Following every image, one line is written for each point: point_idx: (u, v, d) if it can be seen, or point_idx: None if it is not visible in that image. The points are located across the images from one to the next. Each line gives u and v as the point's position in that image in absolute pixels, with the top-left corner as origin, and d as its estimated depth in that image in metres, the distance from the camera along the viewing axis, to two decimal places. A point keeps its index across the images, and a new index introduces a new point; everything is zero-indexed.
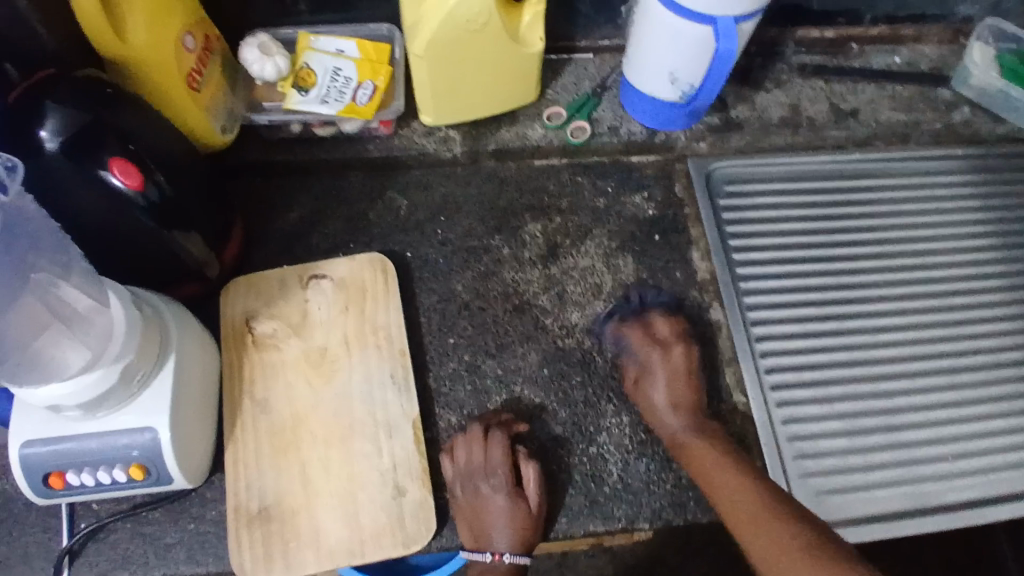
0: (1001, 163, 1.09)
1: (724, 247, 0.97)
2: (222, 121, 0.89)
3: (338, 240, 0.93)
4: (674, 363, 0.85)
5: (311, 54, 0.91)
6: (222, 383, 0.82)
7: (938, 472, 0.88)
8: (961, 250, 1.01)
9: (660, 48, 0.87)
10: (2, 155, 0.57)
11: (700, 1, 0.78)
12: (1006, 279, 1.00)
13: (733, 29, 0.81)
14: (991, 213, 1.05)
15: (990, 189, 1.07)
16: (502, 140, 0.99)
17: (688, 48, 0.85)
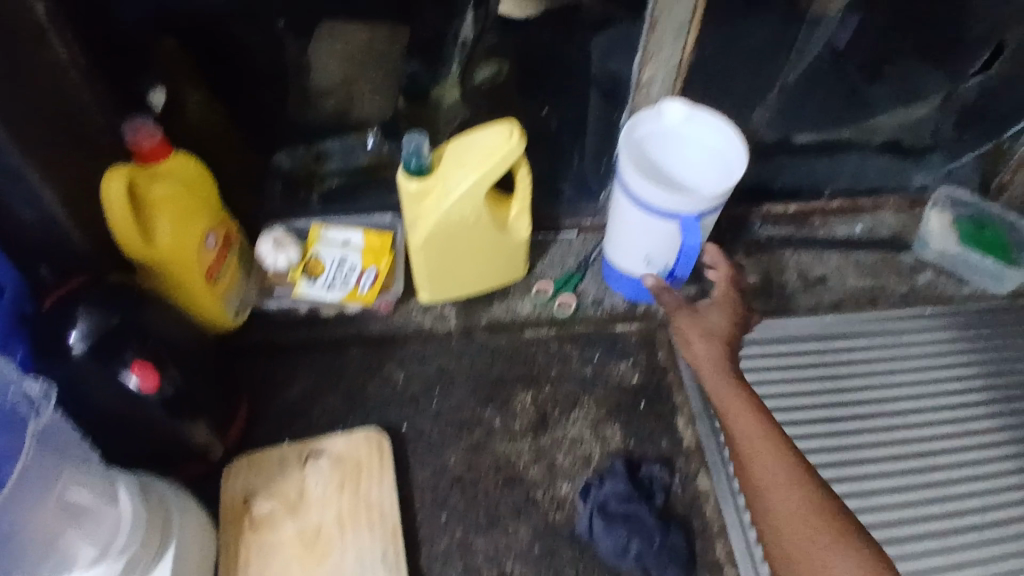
0: (981, 319, 1.11)
1: (708, 413, 1.00)
2: (234, 305, 0.98)
3: (338, 414, 0.98)
4: (716, 342, 0.90)
5: (320, 245, 1.00)
6: (217, 567, 0.84)
7: None
8: (945, 407, 1.03)
9: (634, 234, 0.96)
10: (40, 384, 0.64)
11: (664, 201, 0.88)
12: (994, 436, 1.01)
13: (694, 224, 0.90)
14: (974, 367, 1.07)
15: (973, 342, 1.09)
16: (493, 315, 1.07)
17: (660, 236, 0.94)
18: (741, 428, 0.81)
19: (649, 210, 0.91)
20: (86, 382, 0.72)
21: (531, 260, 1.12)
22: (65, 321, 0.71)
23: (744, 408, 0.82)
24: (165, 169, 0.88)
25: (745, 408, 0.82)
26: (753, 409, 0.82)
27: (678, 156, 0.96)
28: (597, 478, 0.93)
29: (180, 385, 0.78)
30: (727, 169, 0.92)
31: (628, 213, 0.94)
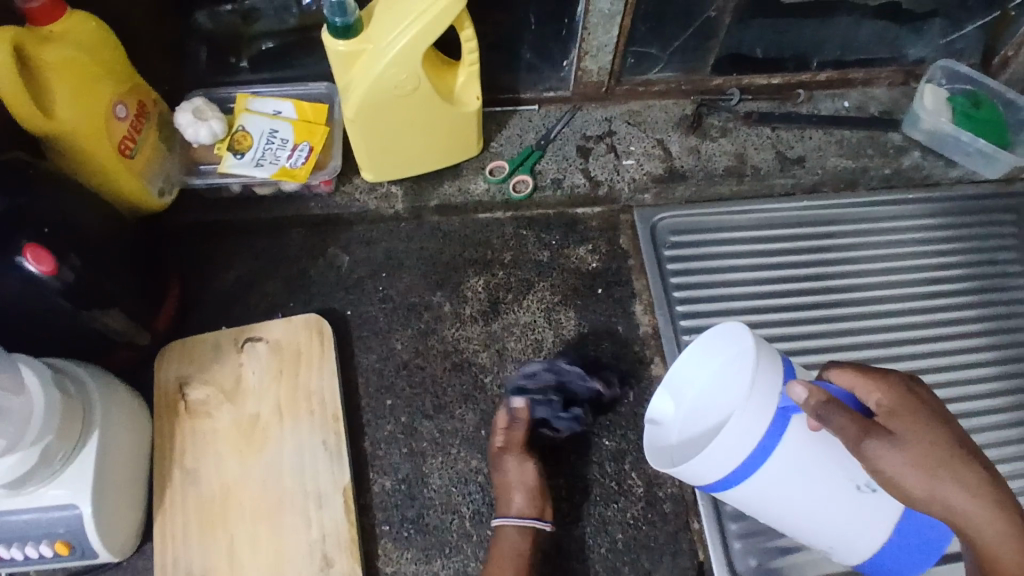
0: (963, 206, 1.05)
1: (668, 299, 0.95)
2: (159, 185, 0.89)
3: (278, 299, 0.93)
4: (921, 443, 0.56)
5: (247, 117, 0.92)
6: (153, 454, 0.82)
7: None
8: (914, 296, 0.98)
9: (821, 514, 0.65)
10: None
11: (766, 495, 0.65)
12: (964, 326, 0.96)
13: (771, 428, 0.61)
14: (951, 256, 1.01)
15: (953, 230, 1.03)
16: (444, 196, 0.99)
17: (818, 440, 0.63)
18: (984, 529, 0.54)
19: (741, 472, 0.63)
20: None
21: (487, 135, 1.03)
22: None
23: (963, 493, 0.55)
24: (56, 32, 0.76)
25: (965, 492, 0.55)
26: (972, 490, 0.55)
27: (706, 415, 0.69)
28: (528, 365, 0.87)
29: (84, 273, 0.71)
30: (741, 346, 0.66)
31: (762, 488, 0.64)
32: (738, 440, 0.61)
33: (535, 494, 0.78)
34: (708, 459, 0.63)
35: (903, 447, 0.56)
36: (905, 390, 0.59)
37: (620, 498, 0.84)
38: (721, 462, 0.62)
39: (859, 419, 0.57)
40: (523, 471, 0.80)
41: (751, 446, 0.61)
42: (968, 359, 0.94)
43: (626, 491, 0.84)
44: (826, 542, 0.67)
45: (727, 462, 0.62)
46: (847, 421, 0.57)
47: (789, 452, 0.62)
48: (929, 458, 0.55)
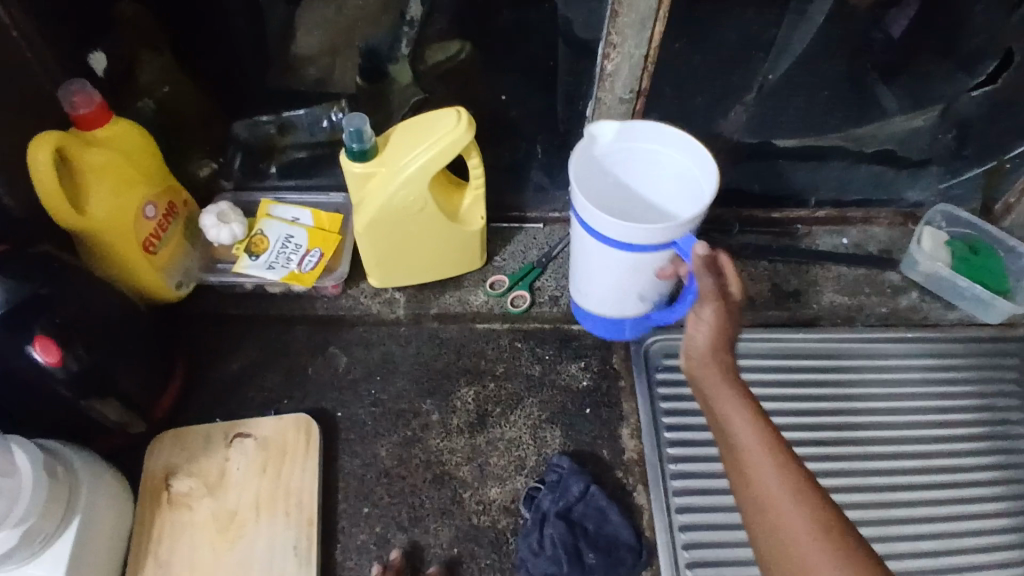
0: (969, 349, 1.03)
1: (655, 424, 0.95)
2: (177, 278, 0.95)
3: (273, 394, 0.96)
4: (724, 335, 0.69)
5: (268, 222, 0.98)
6: (128, 542, 0.83)
7: None
8: (918, 438, 0.95)
9: (610, 270, 0.88)
10: None
11: (594, 260, 0.89)
12: (964, 474, 0.92)
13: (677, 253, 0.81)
14: (954, 399, 0.98)
15: (955, 371, 1.01)
16: (444, 305, 1.03)
17: (644, 286, 0.90)
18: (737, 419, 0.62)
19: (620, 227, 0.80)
20: None
21: (492, 249, 1.08)
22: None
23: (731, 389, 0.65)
24: (102, 137, 0.85)
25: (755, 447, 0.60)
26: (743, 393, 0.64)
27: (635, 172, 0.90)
28: (537, 487, 0.90)
29: (89, 365, 0.75)
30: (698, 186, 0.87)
31: (612, 256, 0.85)
32: (654, 237, 0.80)
33: None
34: (625, 229, 0.80)
35: (714, 320, 0.70)
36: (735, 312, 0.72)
37: None
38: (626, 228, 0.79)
39: (714, 286, 0.72)
40: None
41: (644, 243, 0.81)
42: (969, 511, 0.90)
43: None
44: (580, 287, 0.96)
45: (628, 236, 0.81)
46: (706, 285, 0.72)
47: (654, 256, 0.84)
48: (718, 344, 0.69)
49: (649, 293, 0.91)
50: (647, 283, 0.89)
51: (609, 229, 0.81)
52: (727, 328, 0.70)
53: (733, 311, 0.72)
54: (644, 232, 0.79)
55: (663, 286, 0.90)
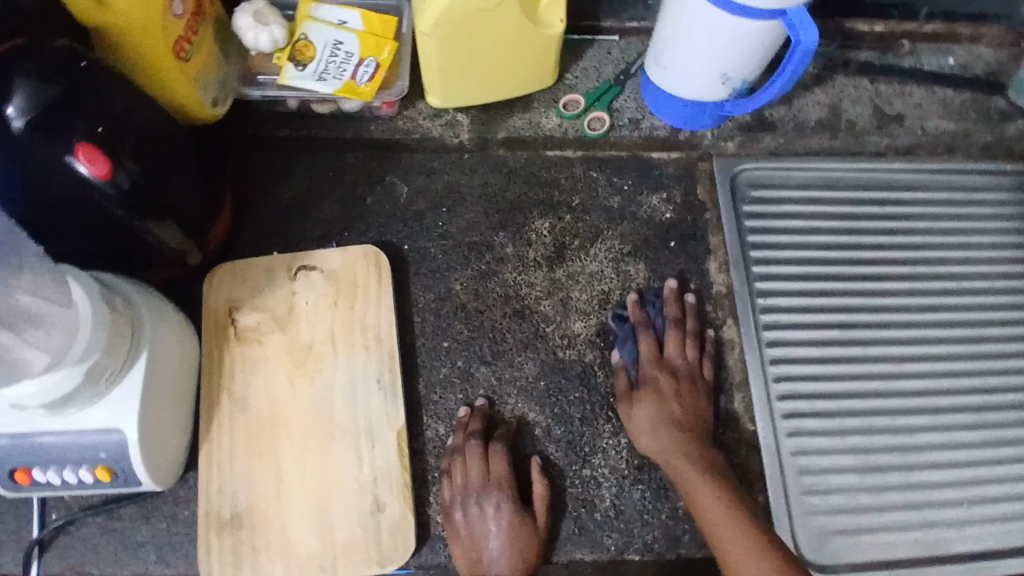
0: None
1: (744, 259, 0.91)
2: (213, 94, 0.82)
3: (332, 227, 0.87)
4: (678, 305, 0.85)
5: (310, 24, 0.83)
6: (200, 378, 0.78)
7: (959, 502, 0.84)
8: (999, 275, 0.93)
9: (702, 42, 0.78)
10: None
11: (686, 28, 0.78)
12: None
13: (794, 24, 0.71)
14: None
15: None
16: (512, 128, 0.91)
17: (733, 68, 0.80)
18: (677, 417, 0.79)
19: None
20: (22, 157, 0.60)
21: (562, 65, 0.95)
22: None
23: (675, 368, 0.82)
24: None
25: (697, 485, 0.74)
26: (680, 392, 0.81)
27: None
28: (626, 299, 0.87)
29: (140, 180, 0.66)
30: None
31: (711, 24, 0.75)
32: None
33: (503, 554, 0.73)
34: None
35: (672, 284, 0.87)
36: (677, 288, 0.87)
37: None
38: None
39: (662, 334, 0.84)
40: (505, 532, 0.74)
41: (752, 6, 0.70)
42: None
43: None
44: (658, 59, 0.86)
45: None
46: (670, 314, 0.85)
47: (758, 30, 0.74)
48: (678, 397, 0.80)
49: (734, 78, 0.82)
50: (738, 64, 0.80)
51: None
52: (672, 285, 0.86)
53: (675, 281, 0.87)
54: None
55: (755, 64, 0.80)
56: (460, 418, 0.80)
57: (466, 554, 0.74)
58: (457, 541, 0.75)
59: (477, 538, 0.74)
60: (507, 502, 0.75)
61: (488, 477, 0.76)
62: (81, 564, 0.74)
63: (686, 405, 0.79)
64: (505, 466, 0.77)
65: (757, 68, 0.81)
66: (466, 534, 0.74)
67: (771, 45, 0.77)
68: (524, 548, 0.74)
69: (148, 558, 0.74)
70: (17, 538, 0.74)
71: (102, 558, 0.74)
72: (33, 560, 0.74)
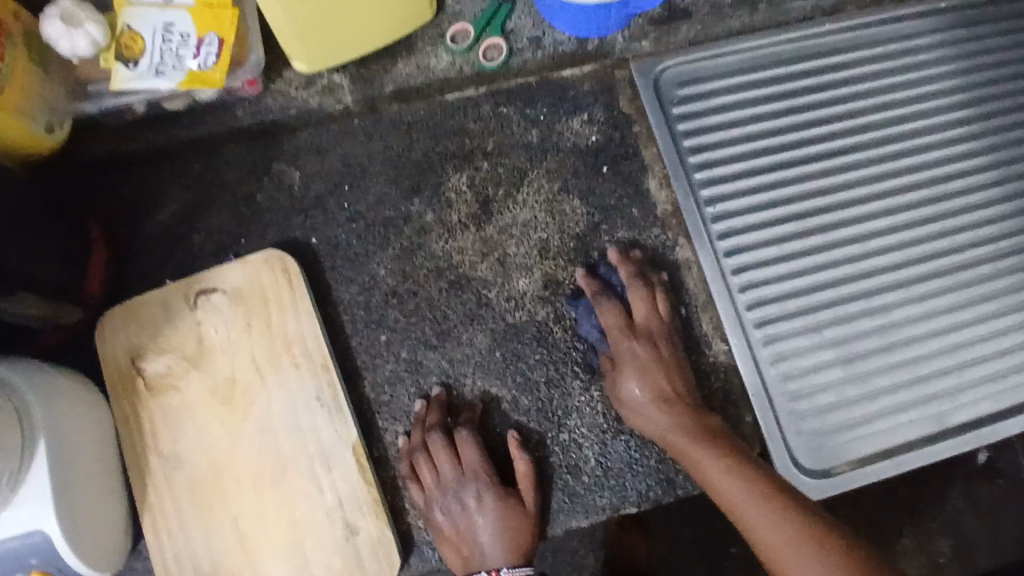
0: (995, 9, 0.91)
1: (684, 168, 0.83)
2: (45, 120, 0.70)
3: (226, 237, 0.77)
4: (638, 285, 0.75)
5: (131, 11, 0.68)
6: (122, 441, 0.69)
7: (947, 371, 0.81)
8: (951, 123, 0.87)
9: None
10: None
11: None
12: (1002, 153, 0.87)
13: None
14: (983, 72, 0.89)
15: (986, 39, 0.90)
16: (401, 78, 0.80)
17: None
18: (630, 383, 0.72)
19: None
20: None
21: None
22: None
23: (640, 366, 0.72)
24: None
25: (664, 402, 0.71)
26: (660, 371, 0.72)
27: None
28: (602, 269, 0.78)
29: None
30: None
31: None
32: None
33: (499, 542, 0.68)
34: None
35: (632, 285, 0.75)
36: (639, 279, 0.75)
37: None
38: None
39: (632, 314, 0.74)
40: (494, 520, 0.69)
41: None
42: (1007, 188, 0.86)
43: None
44: None
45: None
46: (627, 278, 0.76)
47: None
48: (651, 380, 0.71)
49: None
50: None
51: None
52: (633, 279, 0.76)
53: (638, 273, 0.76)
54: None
55: None
56: (416, 412, 0.73)
57: (458, 551, 0.69)
58: (447, 541, 0.69)
59: (465, 533, 0.69)
60: (488, 488, 0.70)
61: (460, 468, 0.70)
62: None
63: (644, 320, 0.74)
64: (477, 452, 0.70)
65: None
66: (452, 532, 0.69)
67: None
68: (517, 532, 0.69)
69: None
70: None
71: None
72: None
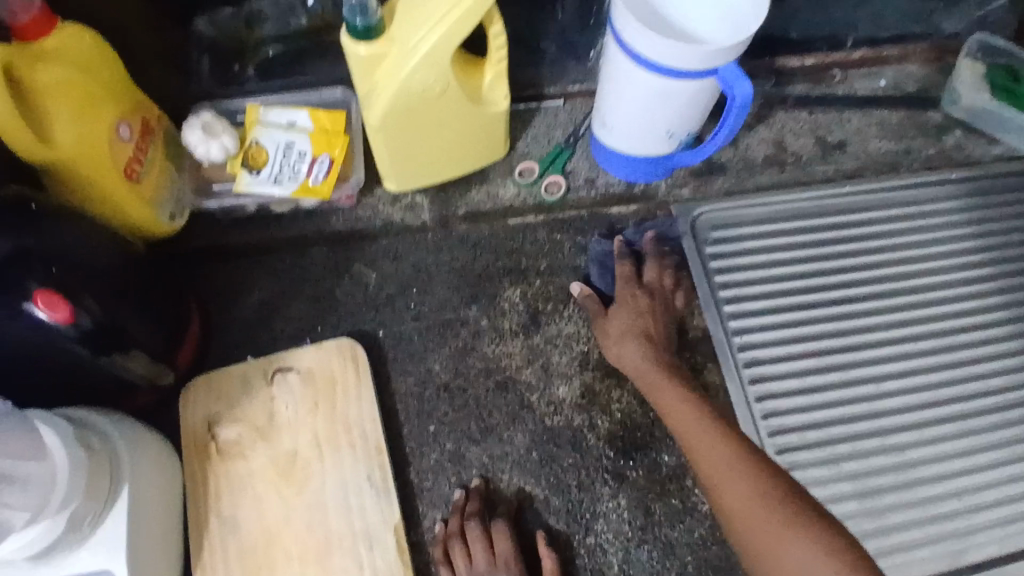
0: (1004, 184, 1.01)
1: (715, 300, 0.92)
2: (170, 209, 0.82)
3: (304, 323, 0.87)
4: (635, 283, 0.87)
5: (260, 130, 0.84)
6: (187, 501, 0.76)
7: (960, 513, 0.85)
8: (961, 281, 0.96)
9: (646, 103, 0.80)
10: None
11: (628, 92, 0.80)
12: (1010, 311, 0.95)
13: (737, 73, 0.74)
14: (992, 238, 0.99)
15: (994, 209, 1.01)
16: (472, 204, 0.94)
17: (678, 120, 0.83)
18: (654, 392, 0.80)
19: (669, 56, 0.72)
20: None
21: (512, 134, 0.97)
22: None
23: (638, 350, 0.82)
24: (51, 47, 0.70)
25: (685, 416, 0.77)
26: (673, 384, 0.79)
27: None
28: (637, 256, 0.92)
29: (101, 316, 0.66)
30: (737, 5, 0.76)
31: (653, 86, 0.77)
32: (696, 60, 0.72)
33: None
34: (677, 54, 0.71)
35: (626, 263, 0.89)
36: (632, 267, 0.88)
37: (685, 517, 0.80)
38: (665, 46, 0.71)
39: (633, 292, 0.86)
40: None
41: (684, 67, 0.73)
42: (1016, 343, 0.93)
43: (692, 509, 0.80)
44: (602, 118, 0.88)
45: (669, 57, 0.72)
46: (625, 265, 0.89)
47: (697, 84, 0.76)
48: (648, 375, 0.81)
49: (679, 129, 0.85)
50: (682, 115, 0.82)
51: (657, 54, 0.72)
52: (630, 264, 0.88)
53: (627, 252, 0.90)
54: (687, 51, 0.70)
55: (697, 116, 0.83)
56: (455, 501, 0.78)
57: None
58: None
59: None
60: None
61: (492, 559, 0.74)
62: None
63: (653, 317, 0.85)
64: (509, 547, 0.75)
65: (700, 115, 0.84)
66: None
67: (711, 92, 0.80)
68: None
69: None
70: None
71: None
72: None
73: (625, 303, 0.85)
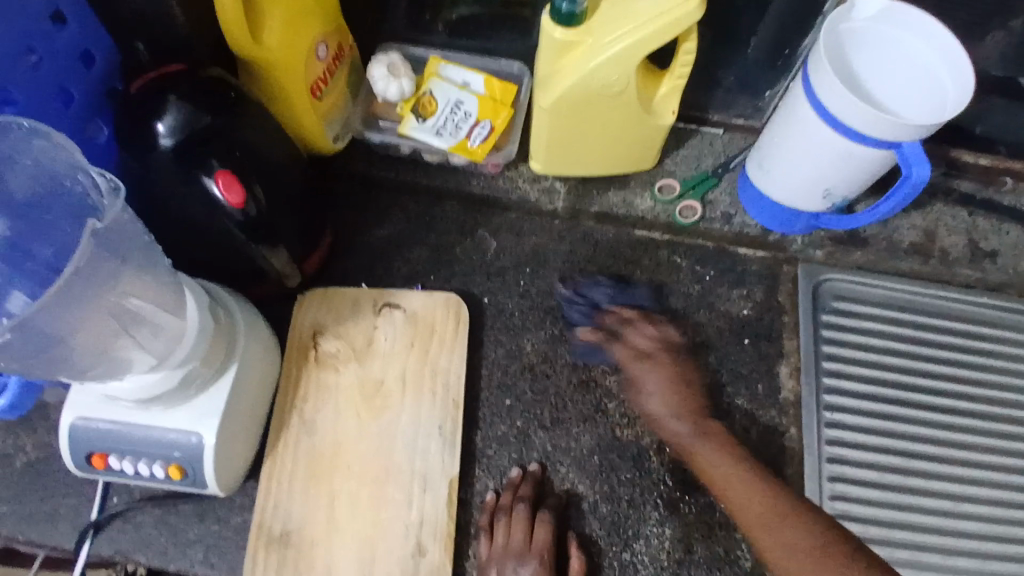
0: None
1: (816, 367, 0.90)
2: (336, 130, 0.89)
3: (419, 269, 0.91)
4: (661, 359, 0.84)
5: (436, 82, 0.89)
6: (277, 395, 0.82)
7: None
8: None
9: (812, 156, 0.79)
10: (111, 176, 0.55)
11: (798, 140, 0.79)
12: None
13: (923, 154, 0.71)
14: None
15: None
16: (606, 204, 0.95)
17: (839, 182, 0.81)
18: (707, 456, 0.78)
19: (857, 118, 0.71)
20: (168, 179, 0.67)
21: (663, 149, 0.98)
22: (155, 106, 0.65)
23: (660, 401, 0.82)
24: None
25: (720, 471, 0.77)
26: (719, 446, 0.79)
27: (873, 53, 0.76)
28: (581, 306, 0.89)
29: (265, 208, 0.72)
30: (938, 86, 0.74)
31: (828, 142, 0.76)
32: (885, 129, 0.71)
33: None
34: (867, 119, 0.70)
35: (645, 350, 0.84)
36: (649, 345, 0.85)
37: (724, 565, 0.80)
38: (858, 105, 0.70)
39: (664, 369, 0.83)
40: None
41: (867, 132, 0.72)
42: None
43: (733, 561, 0.80)
44: (759, 159, 0.87)
45: (857, 120, 0.71)
46: (619, 348, 0.85)
47: (873, 152, 0.75)
48: (715, 441, 0.79)
49: (836, 191, 0.83)
50: (846, 177, 0.80)
51: (846, 114, 0.72)
52: (664, 365, 0.83)
53: (642, 316, 0.87)
54: (878, 118, 0.70)
55: (861, 182, 0.81)
56: (511, 478, 0.81)
57: None
58: None
59: None
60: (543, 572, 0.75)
61: (529, 544, 0.76)
62: (129, 552, 0.77)
63: (672, 381, 0.83)
64: (548, 536, 0.77)
65: (863, 183, 0.82)
66: None
67: (883, 164, 0.78)
68: None
69: (194, 557, 0.77)
70: (74, 514, 0.78)
71: (151, 549, 0.77)
72: (86, 539, 0.76)
73: (658, 371, 0.83)
